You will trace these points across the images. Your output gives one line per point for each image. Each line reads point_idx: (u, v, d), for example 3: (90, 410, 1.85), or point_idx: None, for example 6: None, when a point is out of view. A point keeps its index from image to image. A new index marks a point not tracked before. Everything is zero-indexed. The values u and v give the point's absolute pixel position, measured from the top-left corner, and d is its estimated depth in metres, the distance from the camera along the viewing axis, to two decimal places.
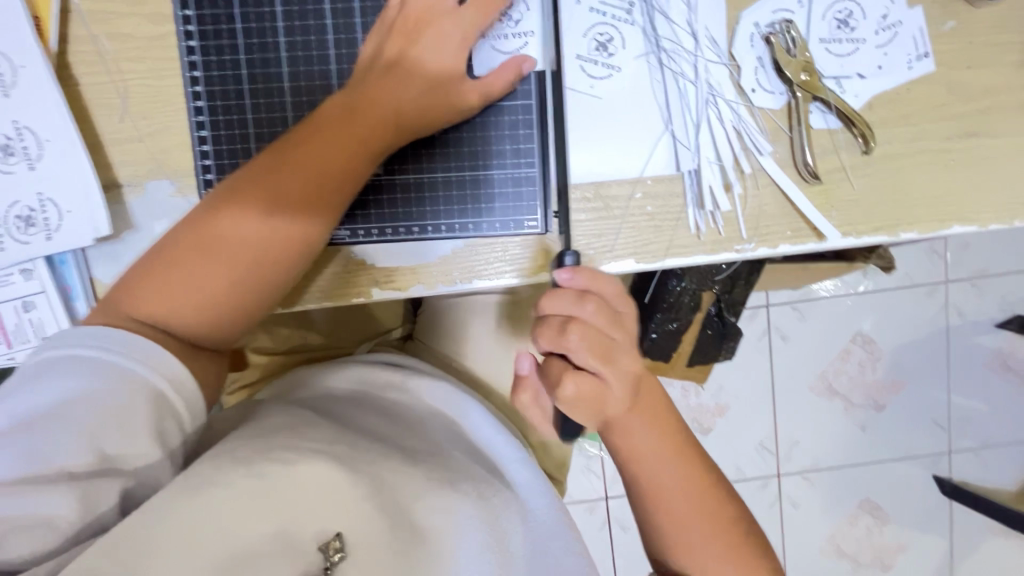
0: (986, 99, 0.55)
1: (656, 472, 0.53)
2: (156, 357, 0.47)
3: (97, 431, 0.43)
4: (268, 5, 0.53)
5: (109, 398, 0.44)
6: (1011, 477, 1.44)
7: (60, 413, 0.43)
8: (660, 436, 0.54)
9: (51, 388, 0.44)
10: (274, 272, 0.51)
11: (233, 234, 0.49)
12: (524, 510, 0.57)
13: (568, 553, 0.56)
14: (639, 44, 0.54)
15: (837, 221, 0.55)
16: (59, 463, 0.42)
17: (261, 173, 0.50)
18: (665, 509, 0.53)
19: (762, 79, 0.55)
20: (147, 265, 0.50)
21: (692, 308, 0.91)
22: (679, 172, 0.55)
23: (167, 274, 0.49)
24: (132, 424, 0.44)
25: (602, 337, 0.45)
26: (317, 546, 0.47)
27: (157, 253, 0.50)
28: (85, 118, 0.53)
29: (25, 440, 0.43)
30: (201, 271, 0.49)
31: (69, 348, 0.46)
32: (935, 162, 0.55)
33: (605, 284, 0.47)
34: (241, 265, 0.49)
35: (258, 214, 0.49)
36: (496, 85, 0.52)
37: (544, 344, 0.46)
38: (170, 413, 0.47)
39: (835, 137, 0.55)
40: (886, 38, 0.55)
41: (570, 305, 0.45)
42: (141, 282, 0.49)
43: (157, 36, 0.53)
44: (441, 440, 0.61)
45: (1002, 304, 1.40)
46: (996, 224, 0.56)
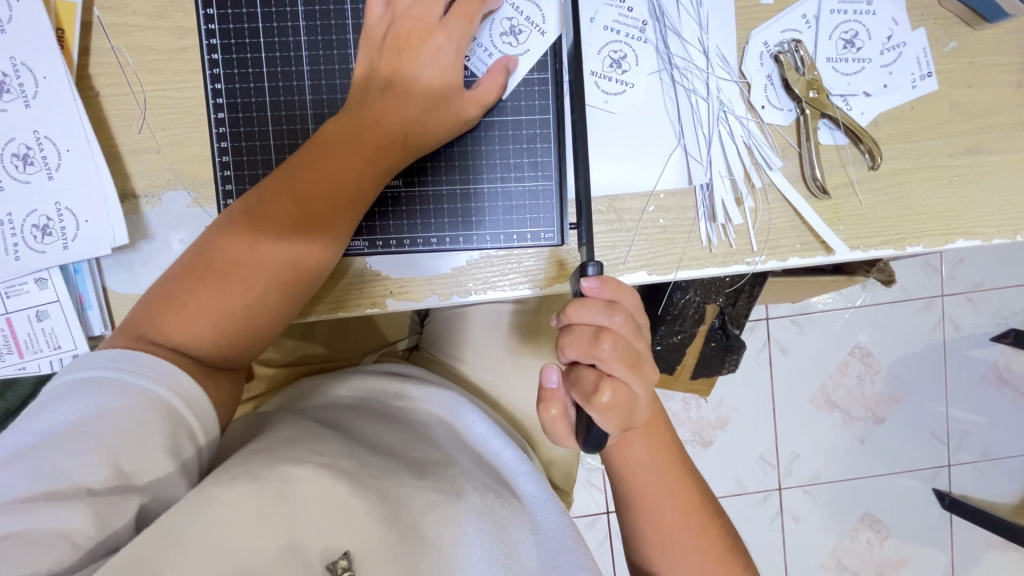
0: (987, 118, 0.57)
1: (655, 488, 0.53)
2: (170, 375, 0.47)
3: (115, 447, 0.43)
4: (291, 20, 0.54)
5: (126, 416, 0.44)
6: (1013, 489, 1.45)
7: (75, 432, 0.43)
8: (656, 453, 0.54)
9: (67, 408, 0.44)
10: (286, 298, 0.51)
11: (242, 263, 0.49)
12: (535, 525, 0.58)
13: (577, 569, 0.56)
14: (651, 61, 0.55)
15: (844, 236, 0.57)
16: (74, 479, 0.42)
17: (267, 200, 0.50)
18: (660, 524, 0.53)
19: (771, 97, 0.56)
20: (159, 292, 0.50)
21: (696, 320, 0.97)
22: (691, 185, 0.56)
23: (185, 302, 0.49)
24: (149, 442, 0.45)
25: (631, 347, 0.44)
26: (323, 565, 0.47)
27: (171, 281, 0.50)
28: (105, 129, 0.53)
29: (38, 458, 0.42)
30: (213, 299, 0.49)
31: (87, 372, 0.46)
32: (939, 177, 0.57)
33: (629, 295, 0.46)
34: (252, 293, 0.50)
35: (266, 242, 0.49)
36: (485, 99, 0.52)
37: (573, 355, 0.44)
38: (185, 432, 0.47)
39: (842, 153, 0.56)
40: (891, 58, 0.56)
41: (599, 315, 0.44)
42: (157, 311, 0.50)
43: (177, 49, 0.53)
44: (450, 448, 0.62)
45: (996, 317, 1.44)
46: (999, 239, 0.58)
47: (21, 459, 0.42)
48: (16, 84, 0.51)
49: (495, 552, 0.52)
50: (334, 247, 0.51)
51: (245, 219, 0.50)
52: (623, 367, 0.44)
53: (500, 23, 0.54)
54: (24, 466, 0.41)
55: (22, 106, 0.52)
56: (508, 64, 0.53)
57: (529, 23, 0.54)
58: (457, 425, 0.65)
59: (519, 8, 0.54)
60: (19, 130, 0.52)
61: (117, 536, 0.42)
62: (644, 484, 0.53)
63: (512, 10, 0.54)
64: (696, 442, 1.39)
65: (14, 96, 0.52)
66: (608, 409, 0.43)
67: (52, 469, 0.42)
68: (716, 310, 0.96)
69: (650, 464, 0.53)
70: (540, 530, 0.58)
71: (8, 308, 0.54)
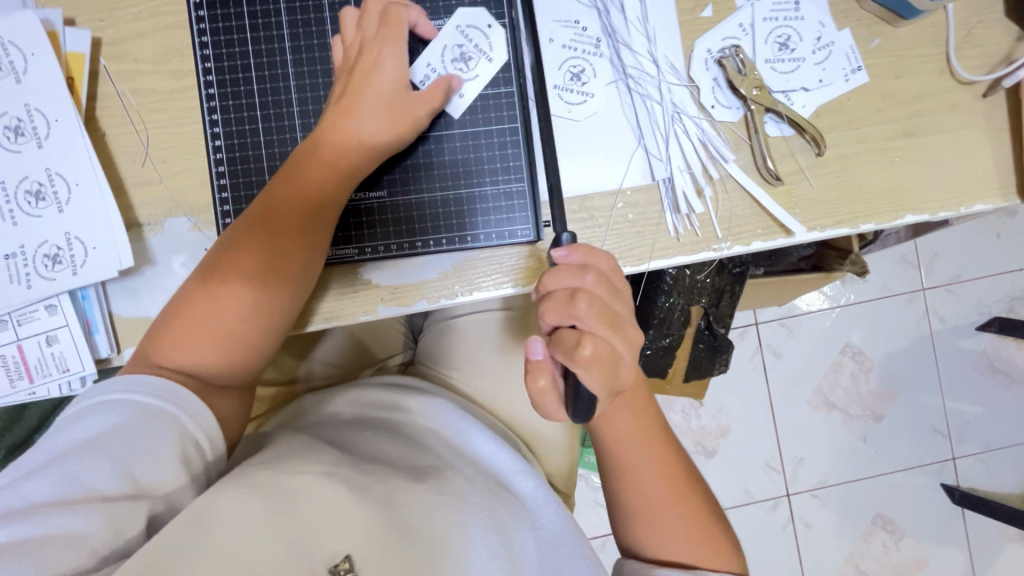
0: (917, 103, 0.62)
1: (637, 453, 0.56)
2: (171, 390, 0.49)
3: (126, 456, 0.45)
4: (280, 54, 0.58)
5: (134, 428, 0.46)
6: (1014, 480, 1.57)
7: (87, 445, 0.45)
8: (639, 421, 0.56)
9: (79, 425, 0.46)
10: (278, 309, 0.54)
11: (234, 281, 0.52)
12: (533, 521, 0.60)
13: (578, 557, 0.57)
14: (608, 72, 0.60)
15: (802, 218, 0.61)
16: (89, 486, 0.44)
17: (251, 222, 0.53)
18: (641, 487, 0.55)
19: (718, 97, 0.61)
20: (159, 323, 0.53)
21: (683, 323, 1.03)
22: (654, 180, 0.60)
23: (176, 332, 0.52)
24: (157, 451, 0.46)
25: (608, 306, 0.45)
26: (327, 568, 0.49)
27: (169, 310, 0.53)
28: (112, 165, 0.58)
29: (52, 471, 0.44)
30: (207, 318, 0.52)
31: (96, 394, 0.49)
32: (881, 159, 0.62)
33: (601, 259, 0.48)
34: (244, 308, 0.53)
35: (254, 260, 0.53)
36: (435, 100, 0.55)
37: (552, 319, 0.45)
38: (191, 442, 0.49)
39: (790, 143, 0.61)
40: (823, 56, 0.61)
41: (572, 278, 0.45)
42: (158, 340, 0.52)
43: (176, 89, 0.58)
44: (446, 454, 0.64)
45: (979, 307, 1.56)
46: (945, 211, 0.62)
47: (38, 472, 0.44)
48: (30, 127, 0.56)
49: (498, 549, 0.54)
50: (316, 261, 0.55)
51: (229, 248, 0.53)
52: (602, 324, 0.44)
53: (455, 54, 0.59)
54: (39, 478, 0.43)
55: (35, 147, 0.56)
56: (451, 83, 0.56)
57: (477, 50, 0.59)
58: (449, 431, 0.67)
59: (468, 36, 0.59)
60: (31, 168, 0.56)
61: (129, 540, 0.44)
62: (625, 449, 0.56)
63: (461, 38, 0.59)
64: (700, 453, 1.52)
65: (27, 138, 0.56)
66: (592, 365, 0.43)
67: (66, 478, 0.43)
68: (700, 311, 1.04)
69: (632, 431, 0.56)
70: (539, 526, 0.60)
71: (19, 335, 0.57)
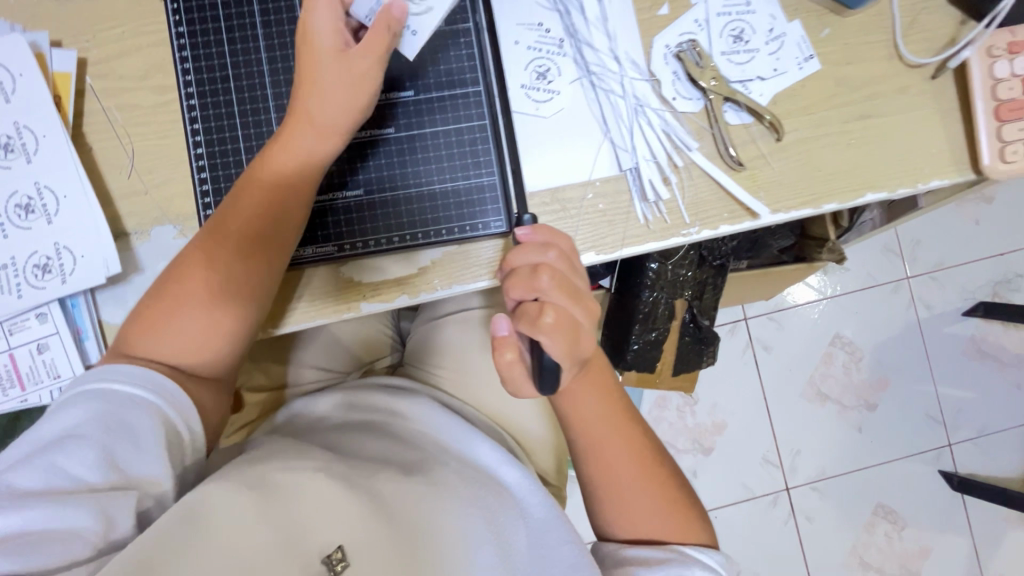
0: (869, 87, 0.65)
1: (603, 437, 0.61)
2: (156, 380, 0.51)
3: (108, 446, 0.47)
4: (257, 65, 0.60)
5: (119, 418, 0.48)
6: (1012, 464, 1.57)
7: (73, 435, 0.47)
8: (604, 405, 0.62)
9: (65, 416, 0.48)
10: (254, 288, 0.55)
11: (207, 266, 0.54)
12: (521, 509, 0.61)
13: (564, 543, 0.58)
14: (572, 71, 0.63)
15: (765, 201, 0.64)
16: (78, 476, 0.46)
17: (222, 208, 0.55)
18: (610, 468, 0.61)
19: (679, 89, 0.64)
20: (139, 312, 0.55)
21: (668, 316, 1.05)
22: (622, 171, 0.63)
23: (153, 324, 0.54)
24: (143, 441, 0.48)
25: (569, 278, 0.48)
26: (320, 558, 0.51)
27: (146, 299, 0.55)
28: (99, 177, 0.60)
29: (41, 461, 0.46)
30: (183, 303, 0.54)
31: (78, 385, 0.50)
32: (838, 142, 0.65)
33: (564, 239, 0.51)
34: (218, 289, 0.54)
35: (225, 242, 0.54)
36: (378, 51, 0.51)
37: (517, 293, 0.48)
38: (176, 435, 0.51)
39: (750, 130, 0.64)
40: (776, 47, 0.64)
41: (535, 254, 0.48)
42: (137, 329, 0.54)
43: (159, 103, 0.61)
44: (432, 450, 0.65)
45: (963, 293, 1.58)
46: (903, 188, 0.65)
47: (29, 462, 0.46)
48: (19, 144, 0.59)
49: (486, 535, 0.56)
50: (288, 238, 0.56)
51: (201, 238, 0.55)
52: (563, 294, 0.47)
53: None
54: (31, 468, 0.45)
55: (24, 162, 0.59)
56: (393, 14, 0.50)
57: None
58: (435, 429, 0.68)
59: None
60: (21, 183, 0.59)
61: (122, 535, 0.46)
62: (592, 432, 0.61)
63: None
64: (697, 450, 1.53)
65: (17, 154, 0.59)
66: (554, 331, 0.45)
67: (52, 469, 0.45)
68: (685, 305, 1.06)
69: (598, 414, 0.61)
70: (527, 515, 0.60)
71: (11, 345, 0.59)
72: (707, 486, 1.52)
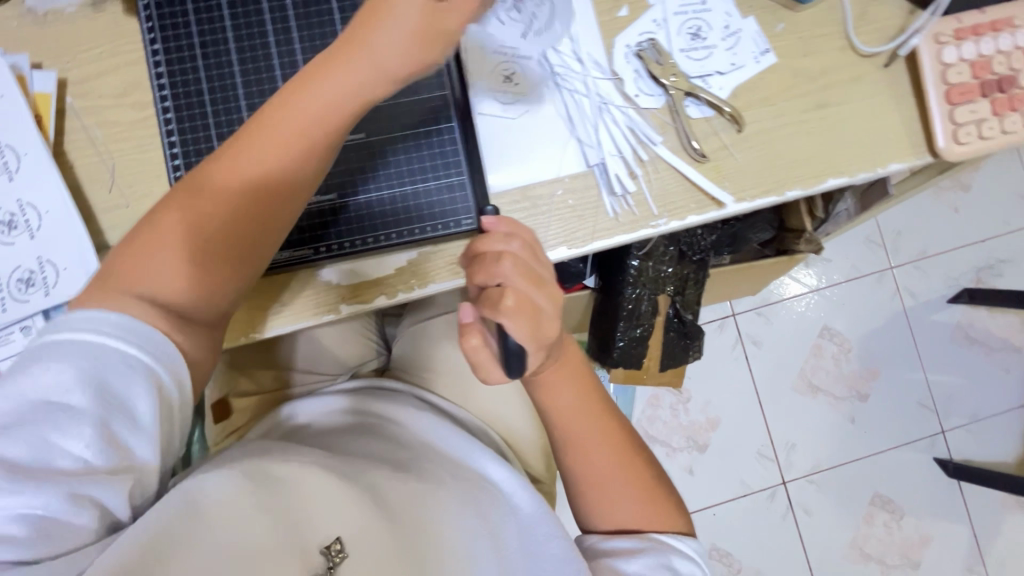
0: (825, 77, 0.67)
1: (581, 427, 0.63)
2: (154, 341, 0.48)
3: (105, 419, 0.45)
4: (230, 76, 0.61)
5: (115, 387, 0.45)
6: (1006, 449, 1.58)
7: (65, 401, 0.44)
8: (581, 396, 0.63)
9: (50, 374, 0.44)
10: (267, 234, 0.54)
11: (220, 207, 0.51)
12: (510, 505, 0.61)
13: (552, 537, 0.57)
14: (538, 73, 0.66)
15: (730, 190, 0.66)
16: (74, 449, 0.44)
17: (240, 147, 0.51)
18: (588, 458, 0.62)
19: (641, 86, 0.66)
20: (134, 247, 0.51)
21: (652, 313, 1.06)
22: (589, 167, 0.65)
23: (153, 245, 0.50)
24: (139, 415, 0.46)
25: (531, 266, 0.49)
26: (319, 549, 0.52)
27: (143, 234, 0.51)
28: (80, 192, 0.62)
29: (35, 426, 0.44)
30: (191, 242, 0.51)
31: (61, 332, 0.46)
32: (798, 131, 0.67)
33: (526, 230, 0.52)
34: (231, 233, 0.52)
35: (247, 185, 0.51)
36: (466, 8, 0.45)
37: (480, 280, 0.50)
38: (171, 408, 0.49)
39: (712, 122, 0.66)
40: (732, 42, 0.67)
41: (498, 243, 0.50)
42: (132, 267, 0.50)
43: (138, 119, 0.63)
44: (419, 449, 0.67)
45: (947, 280, 1.60)
46: (864, 172, 0.67)
47: (20, 426, 0.44)
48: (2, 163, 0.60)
49: (479, 529, 0.57)
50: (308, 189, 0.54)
51: (211, 166, 0.52)
52: (525, 280, 0.49)
53: None
54: (24, 434, 0.44)
55: (7, 181, 0.60)
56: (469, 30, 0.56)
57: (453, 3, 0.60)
58: (423, 431, 0.70)
59: None
60: (5, 201, 0.60)
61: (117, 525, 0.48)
62: (569, 423, 0.63)
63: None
64: (692, 447, 1.53)
65: None
66: (516, 314, 0.47)
67: (44, 440, 0.44)
68: (668, 300, 1.07)
69: (575, 405, 0.63)
70: (517, 512, 0.60)
71: None
72: (703, 483, 1.52)
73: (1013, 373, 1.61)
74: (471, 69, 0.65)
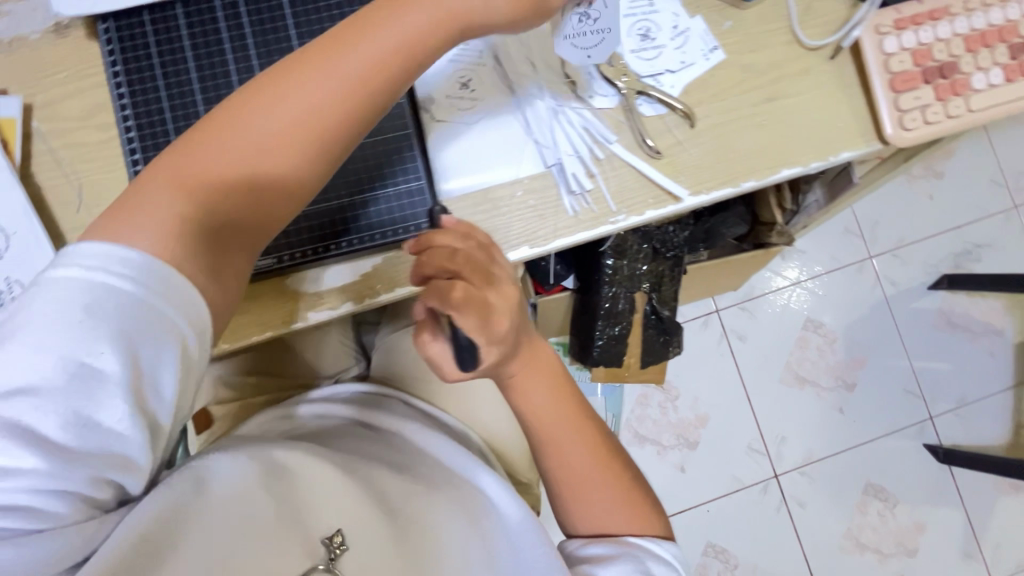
0: (774, 71, 0.69)
1: (558, 430, 0.63)
2: (180, 294, 0.43)
3: (133, 384, 0.41)
4: (190, 93, 0.63)
5: (142, 349, 0.41)
6: (995, 432, 1.59)
7: (92, 361, 0.40)
8: (556, 399, 0.64)
9: (75, 326, 0.40)
10: (296, 183, 0.50)
11: (256, 143, 0.47)
12: (498, 513, 0.62)
13: (540, 546, 0.57)
14: (493, 80, 0.68)
15: (686, 184, 0.67)
16: (102, 415, 0.41)
17: (284, 84, 0.48)
18: (566, 460, 0.63)
19: (594, 87, 0.68)
20: (156, 178, 0.46)
21: (629, 311, 1.08)
22: (547, 168, 0.67)
23: (201, 162, 0.47)
24: (166, 379, 0.43)
25: (484, 264, 0.51)
26: (320, 540, 0.54)
27: (166, 166, 0.46)
28: (48, 214, 0.63)
29: (57, 387, 0.40)
30: (218, 178, 0.47)
31: (73, 272, 0.41)
32: (750, 124, 0.68)
33: (483, 231, 0.54)
34: (262, 174, 0.48)
35: (287, 125, 0.48)
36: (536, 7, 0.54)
37: (430, 269, 0.50)
38: (193, 372, 0.45)
39: (665, 120, 0.68)
40: (681, 41, 0.69)
41: (454, 240, 0.52)
42: (149, 197, 0.45)
43: (103, 139, 0.64)
44: (410, 454, 0.68)
45: (926, 267, 1.62)
46: (816, 161, 0.69)
47: (34, 387, 0.40)
48: None
49: (471, 526, 0.59)
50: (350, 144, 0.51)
51: (250, 99, 0.48)
52: (475, 276, 0.51)
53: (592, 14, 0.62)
54: (43, 395, 0.40)
55: None
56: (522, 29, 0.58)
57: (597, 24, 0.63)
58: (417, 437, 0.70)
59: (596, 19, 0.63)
60: None
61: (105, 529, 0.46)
62: (546, 425, 0.63)
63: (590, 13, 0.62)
64: (683, 445, 1.53)
65: None
66: (463, 307, 0.49)
67: (66, 407, 0.40)
68: (645, 297, 1.08)
69: (549, 408, 0.63)
70: (506, 522, 0.61)
71: None
72: (696, 480, 1.52)
73: (997, 356, 1.62)
74: (427, 78, 0.67)
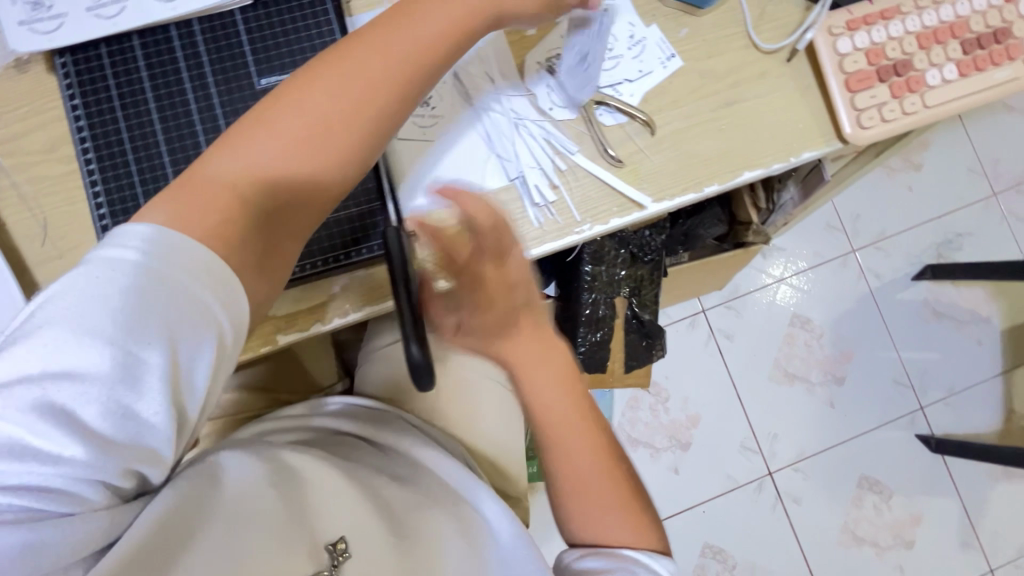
0: (732, 76, 0.70)
1: (564, 427, 0.64)
2: (221, 282, 0.44)
3: (167, 376, 0.41)
4: (149, 121, 0.63)
5: (184, 336, 0.41)
6: (986, 419, 1.59)
7: (131, 349, 0.40)
8: (565, 398, 0.64)
9: (123, 310, 0.40)
10: (337, 171, 0.53)
11: (301, 132, 0.51)
12: (490, 530, 0.63)
13: (529, 559, 0.60)
14: (453, 95, 0.68)
15: (649, 191, 0.68)
16: (135, 407, 0.40)
17: (321, 79, 0.52)
18: (568, 459, 0.64)
19: (554, 99, 0.69)
20: (206, 168, 0.48)
21: (609, 316, 1.08)
22: (511, 181, 0.67)
23: (248, 152, 0.49)
24: (203, 367, 0.43)
25: (506, 231, 0.57)
26: (324, 547, 0.56)
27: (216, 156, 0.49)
28: (14, 249, 0.63)
29: (89, 377, 0.39)
30: (267, 166, 0.50)
31: (121, 255, 0.41)
32: (710, 129, 0.69)
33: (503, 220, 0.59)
34: (308, 162, 0.51)
35: (328, 116, 0.52)
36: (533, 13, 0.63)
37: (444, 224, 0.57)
38: (227, 361, 0.45)
39: (626, 129, 0.68)
40: (638, 50, 0.70)
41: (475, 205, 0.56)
42: (199, 185, 0.47)
43: (66, 173, 0.64)
44: (410, 468, 0.69)
45: (909, 258, 1.63)
46: (777, 163, 0.69)
47: (70, 375, 0.39)
48: None
49: (466, 539, 0.61)
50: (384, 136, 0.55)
51: (293, 94, 0.52)
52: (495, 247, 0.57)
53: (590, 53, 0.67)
54: (78, 384, 0.39)
55: None
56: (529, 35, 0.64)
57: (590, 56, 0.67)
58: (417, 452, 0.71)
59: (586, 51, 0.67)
60: None
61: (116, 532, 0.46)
62: (552, 421, 0.64)
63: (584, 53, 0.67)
64: (676, 446, 1.53)
65: None
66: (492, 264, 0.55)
67: (96, 399, 0.39)
68: (625, 302, 1.09)
69: (556, 405, 0.64)
70: (496, 541, 0.62)
71: None
72: (690, 482, 1.52)
73: (983, 343, 1.63)
74: None
